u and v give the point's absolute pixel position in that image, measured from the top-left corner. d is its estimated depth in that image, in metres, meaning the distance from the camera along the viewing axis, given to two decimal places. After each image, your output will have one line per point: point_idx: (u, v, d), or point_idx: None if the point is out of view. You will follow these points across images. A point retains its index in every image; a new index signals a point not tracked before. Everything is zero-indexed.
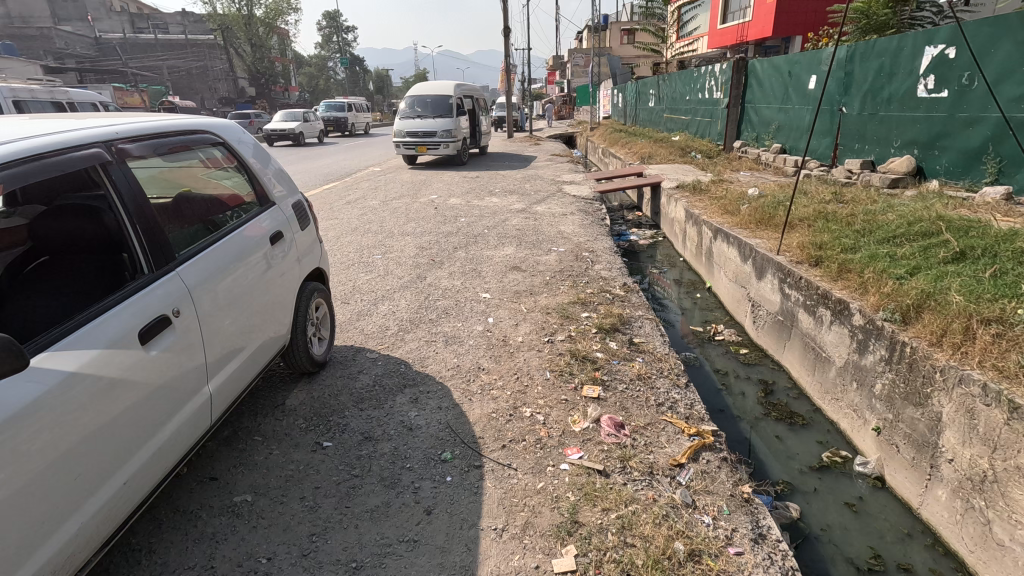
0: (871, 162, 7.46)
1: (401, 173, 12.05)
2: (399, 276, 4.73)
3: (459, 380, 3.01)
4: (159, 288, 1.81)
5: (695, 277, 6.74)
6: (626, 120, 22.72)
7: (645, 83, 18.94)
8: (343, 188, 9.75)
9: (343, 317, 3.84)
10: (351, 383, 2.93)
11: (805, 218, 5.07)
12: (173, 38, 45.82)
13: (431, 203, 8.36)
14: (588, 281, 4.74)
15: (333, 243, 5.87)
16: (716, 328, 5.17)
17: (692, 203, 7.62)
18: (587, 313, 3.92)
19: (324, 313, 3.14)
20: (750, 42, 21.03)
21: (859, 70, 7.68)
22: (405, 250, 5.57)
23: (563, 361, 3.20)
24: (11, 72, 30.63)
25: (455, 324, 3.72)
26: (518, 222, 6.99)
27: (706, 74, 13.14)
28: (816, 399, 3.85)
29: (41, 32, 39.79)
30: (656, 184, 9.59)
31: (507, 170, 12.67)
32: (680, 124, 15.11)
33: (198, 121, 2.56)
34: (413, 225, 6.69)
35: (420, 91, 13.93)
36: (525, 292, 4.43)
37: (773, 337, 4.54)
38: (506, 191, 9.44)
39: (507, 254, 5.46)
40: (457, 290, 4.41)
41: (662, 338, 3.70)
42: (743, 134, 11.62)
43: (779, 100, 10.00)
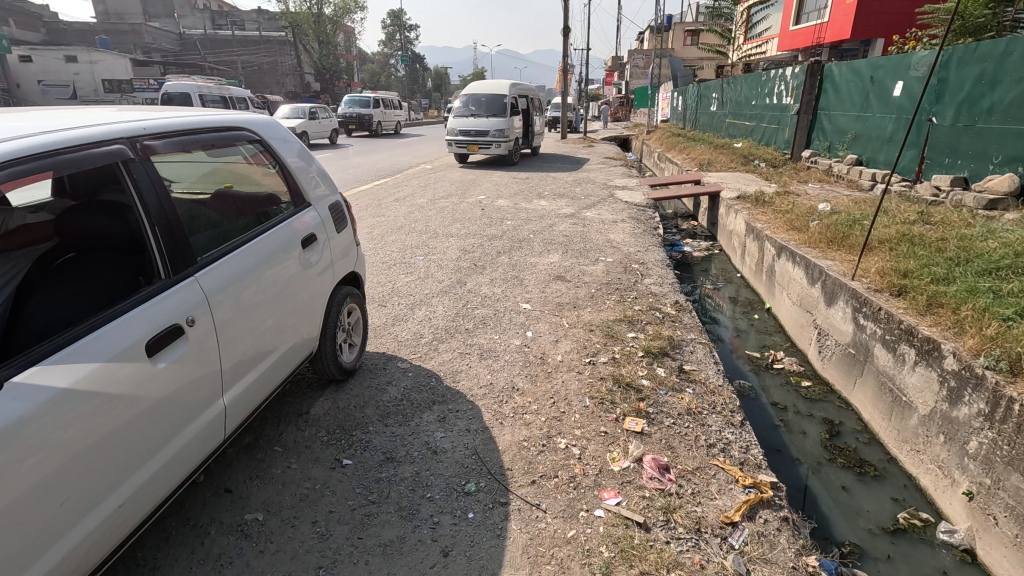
0: (964, 179, 6.72)
1: (451, 171, 12.04)
2: (439, 280, 4.60)
3: (491, 400, 2.81)
4: (174, 294, 1.71)
5: (753, 296, 6.28)
6: (685, 124, 21.91)
7: (708, 86, 18.15)
8: (392, 185, 9.81)
9: (377, 321, 3.73)
10: (378, 395, 2.79)
11: (886, 240, 4.56)
12: (248, 34, 48.35)
13: (477, 203, 8.23)
14: (636, 297, 4.45)
15: (377, 241, 5.83)
16: (775, 354, 4.75)
17: (754, 215, 7.12)
18: (633, 333, 3.64)
19: (358, 318, 3.02)
20: (826, 45, 19.73)
21: (955, 77, 6.93)
22: (447, 252, 5.44)
23: (605, 388, 2.94)
24: (102, 64, 32.87)
25: (491, 337, 3.54)
26: (565, 228, 6.74)
27: (775, 78, 12.36)
28: (892, 448, 3.41)
29: (133, 28, 43.02)
30: (715, 193, 9.08)
31: (558, 172, 12.41)
32: (743, 130, 14.34)
33: (236, 116, 2.48)
34: (458, 226, 6.57)
35: (475, 90, 13.89)
36: (568, 304, 4.18)
37: (842, 371, 4.09)
38: (555, 194, 9.21)
39: (551, 262, 5.24)
40: (497, 299, 4.22)
41: (716, 367, 3.37)
42: (814, 143, 10.85)
43: (858, 107, 9.23)
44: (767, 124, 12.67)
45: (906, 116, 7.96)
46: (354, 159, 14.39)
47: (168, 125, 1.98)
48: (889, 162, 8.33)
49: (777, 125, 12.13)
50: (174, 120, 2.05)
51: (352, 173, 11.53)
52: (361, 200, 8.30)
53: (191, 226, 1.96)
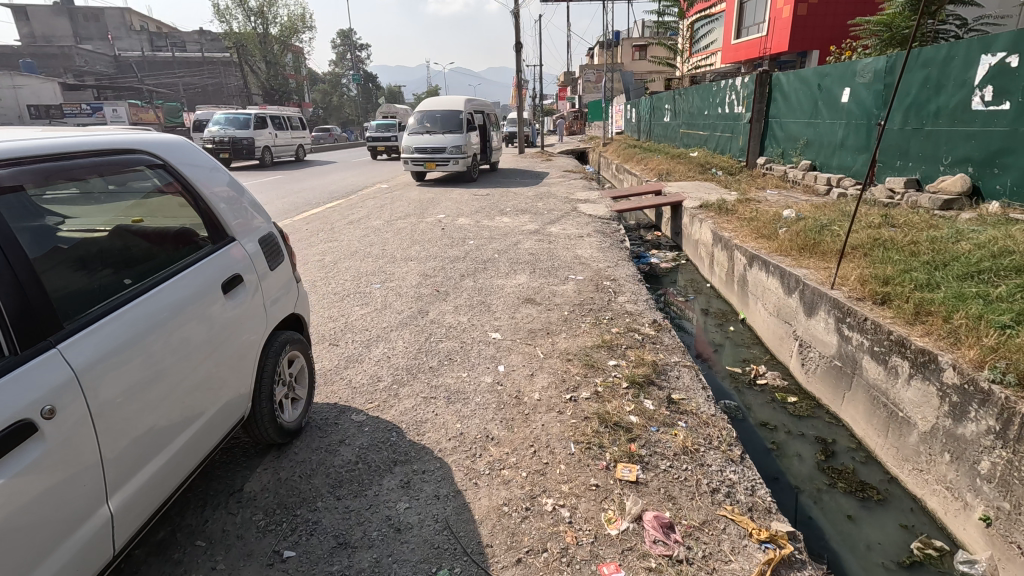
0: (917, 180, 6.87)
1: (409, 190, 11.63)
2: (398, 311, 4.19)
3: (463, 455, 2.43)
4: (22, 380, 1.28)
5: (726, 307, 6.14)
6: (639, 136, 22.31)
7: (660, 98, 18.52)
8: (346, 207, 9.31)
9: (327, 364, 3.28)
10: (328, 459, 2.36)
11: (858, 246, 4.46)
12: (191, 56, 46.74)
13: (437, 223, 7.85)
14: (611, 317, 4.17)
15: (328, 270, 5.35)
16: (757, 369, 4.56)
17: (720, 224, 7.05)
18: (614, 361, 3.34)
19: (301, 368, 2.58)
20: (766, 57, 20.59)
21: (901, 82, 7.13)
22: (406, 279, 5.03)
23: (590, 429, 2.61)
24: (29, 90, 31.33)
25: (459, 374, 3.16)
26: (531, 245, 6.45)
27: (726, 88, 12.61)
28: (891, 467, 3.22)
29: (64, 51, 40.92)
30: (677, 203, 9.04)
31: (518, 187, 12.20)
32: (697, 139, 14.60)
33: (135, 137, 2.04)
34: (417, 249, 6.17)
35: (429, 106, 13.59)
36: (541, 331, 3.85)
37: (828, 384, 3.92)
38: (517, 210, 8.96)
39: (519, 284, 4.91)
40: (463, 329, 3.85)
41: (705, 393, 3.11)
42: (767, 150, 11.06)
43: (808, 114, 9.42)
44: (721, 133, 12.90)
45: (855, 121, 8.13)
46: (306, 180, 13.78)
47: (46, 148, 1.61)
48: (842, 166, 8.50)
49: (730, 133, 12.34)
50: (55, 140, 1.67)
51: (303, 196, 10.95)
52: (312, 224, 7.77)
53: (55, 278, 1.51)
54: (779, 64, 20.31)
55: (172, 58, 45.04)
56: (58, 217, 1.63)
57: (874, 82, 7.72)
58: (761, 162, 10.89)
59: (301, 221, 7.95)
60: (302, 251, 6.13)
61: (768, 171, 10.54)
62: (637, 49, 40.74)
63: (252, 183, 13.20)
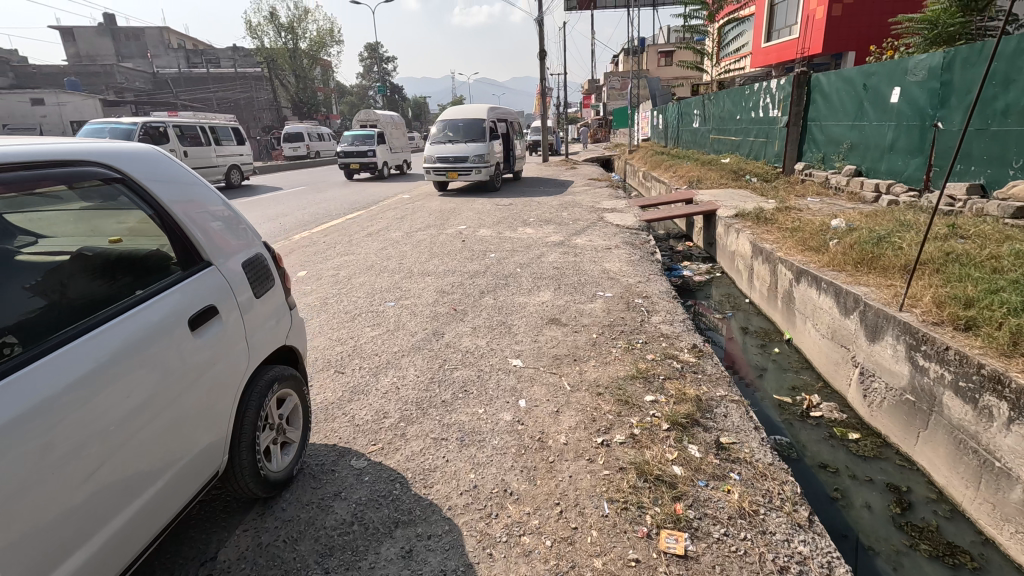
0: (981, 186, 6.26)
1: (431, 201, 11.40)
2: (411, 332, 3.86)
3: (477, 515, 2.07)
4: None
5: (769, 325, 5.64)
6: (666, 143, 21.77)
7: (688, 103, 17.98)
8: (366, 218, 9.10)
9: (330, 396, 2.96)
10: (319, 518, 2.03)
11: (927, 260, 3.95)
12: (224, 72, 48.18)
13: (457, 235, 7.53)
14: (645, 342, 3.76)
15: (341, 287, 5.08)
16: (810, 398, 4.07)
17: (760, 235, 6.56)
18: (652, 395, 2.93)
19: (295, 406, 2.28)
20: (798, 60, 19.88)
21: (961, 79, 6.57)
22: (423, 296, 4.70)
23: (627, 484, 2.21)
24: (72, 106, 32.74)
25: (475, 410, 2.80)
26: (557, 259, 6.06)
27: (760, 91, 12.04)
28: (986, 526, 2.71)
29: (106, 69, 42.71)
30: (710, 212, 8.54)
31: (542, 196, 11.86)
32: (729, 145, 14.04)
33: (93, 146, 1.75)
34: (436, 263, 5.85)
35: (451, 115, 13.39)
36: (567, 358, 3.46)
37: (898, 420, 3.42)
38: (541, 220, 8.59)
39: (543, 302, 4.52)
40: (481, 356, 3.48)
41: (759, 436, 2.67)
42: (805, 155, 10.47)
43: (852, 116, 8.82)
44: (754, 138, 12.33)
45: (906, 123, 7.53)
46: (330, 191, 13.72)
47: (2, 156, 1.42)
48: (892, 171, 7.88)
49: (765, 138, 11.75)
50: (21, 147, 1.51)
51: (325, 207, 10.82)
52: (329, 237, 7.55)
53: None
54: (812, 66, 19.54)
55: (206, 74, 46.48)
56: (32, 237, 1.53)
57: (928, 80, 7.12)
58: (799, 168, 10.30)
59: (320, 233, 7.76)
60: (316, 266, 5.89)
61: (808, 177, 9.94)
62: (663, 55, 40.10)
63: (277, 194, 13.21)
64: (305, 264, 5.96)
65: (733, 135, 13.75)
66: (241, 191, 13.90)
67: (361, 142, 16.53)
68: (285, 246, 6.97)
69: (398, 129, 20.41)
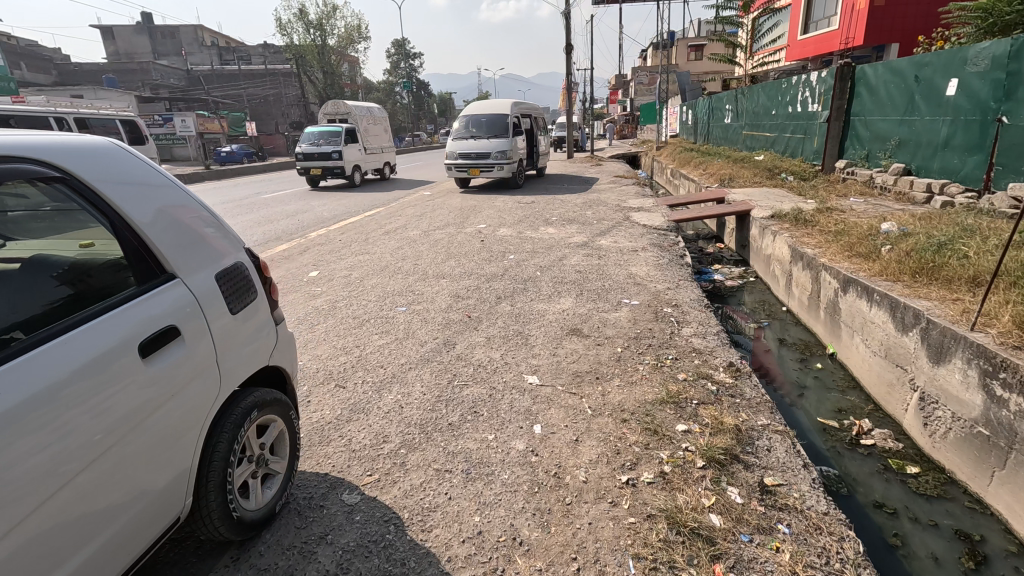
0: None
1: (452, 198, 11.20)
2: (420, 342, 3.60)
3: (481, 569, 1.79)
4: None
5: (809, 336, 5.21)
6: (695, 139, 21.10)
7: (720, 98, 17.33)
8: (385, 215, 8.93)
9: (328, 415, 2.71)
10: (301, 567, 1.77)
11: (1001, 272, 3.49)
12: (255, 69, 49.02)
13: (476, 234, 7.27)
14: (675, 358, 3.42)
15: (353, 289, 4.86)
16: (859, 423, 3.67)
17: (800, 238, 6.11)
18: (684, 424, 2.60)
19: (280, 432, 2.04)
20: (837, 54, 18.99)
21: None
22: (436, 301, 4.45)
23: (657, 537, 1.90)
24: (109, 102, 33.74)
25: (484, 436, 2.51)
26: (579, 261, 5.74)
27: (799, 84, 11.40)
28: None
29: (142, 66, 43.93)
30: (744, 212, 8.06)
31: (566, 194, 11.52)
32: (763, 141, 13.42)
33: (40, 138, 1.51)
34: (452, 264, 5.60)
35: (474, 110, 13.13)
36: (589, 374, 3.16)
37: (968, 456, 3.00)
38: (564, 220, 8.26)
39: (564, 310, 4.21)
40: (493, 370, 3.20)
41: (810, 477, 2.32)
42: (847, 152, 9.85)
43: (902, 110, 8.21)
44: (791, 134, 11.71)
45: (964, 118, 6.94)
46: (352, 187, 13.67)
47: None
48: (945, 170, 7.30)
49: (803, 134, 11.13)
50: None
51: (345, 203, 10.73)
52: (345, 234, 7.38)
53: None
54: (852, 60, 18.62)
55: (237, 71, 47.39)
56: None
57: (991, 70, 6.51)
58: (840, 166, 9.70)
59: (337, 231, 7.60)
60: (330, 265, 5.71)
61: (850, 175, 9.35)
62: (693, 50, 39.02)
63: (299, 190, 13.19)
64: (319, 263, 5.79)
65: (768, 131, 13.11)
66: (266, 186, 13.99)
67: (326, 140, 13.36)
68: (300, 244, 6.82)
69: (378, 122, 15.43)
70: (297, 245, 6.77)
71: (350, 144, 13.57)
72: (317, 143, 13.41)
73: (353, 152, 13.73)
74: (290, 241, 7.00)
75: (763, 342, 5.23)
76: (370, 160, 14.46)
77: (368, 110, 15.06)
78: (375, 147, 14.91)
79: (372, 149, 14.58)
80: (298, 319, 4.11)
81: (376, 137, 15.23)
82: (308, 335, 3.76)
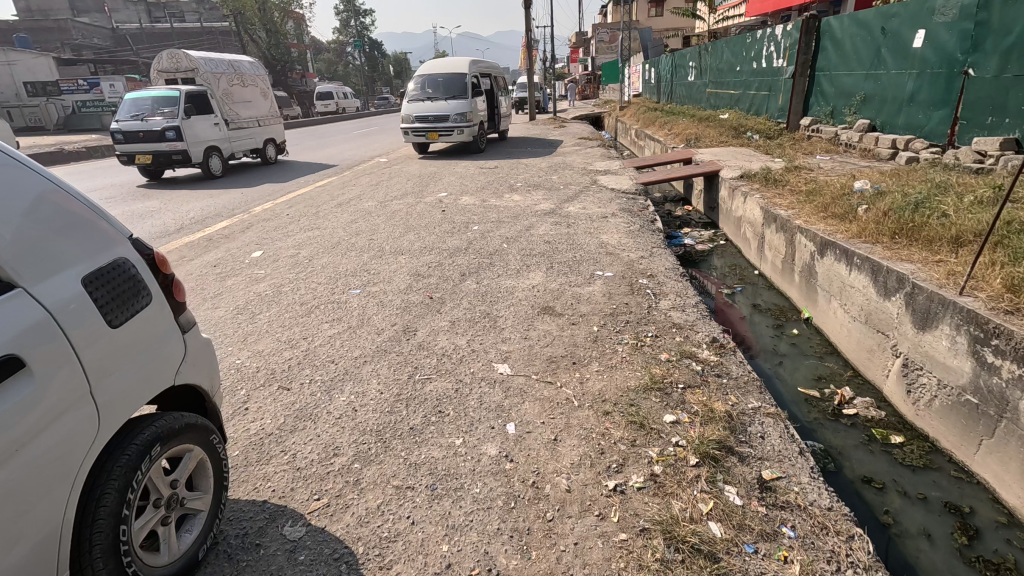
0: (1015, 141, 5.67)
1: (410, 164, 10.58)
2: (376, 330, 3.23)
3: None
4: None
5: (783, 301, 5.10)
6: (659, 98, 20.76)
7: (683, 55, 16.94)
8: (338, 185, 8.31)
9: (267, 425, 2.34)
10: None
11: (984, 231, 3.36)
12: (189, 27, 45.22)
13: (436, 204, 6.81)
14: (655, 335, 3.18)
15: (301, 270, 4.40)
16: (840, 392, 3.55)
17: (771, 200, 5.95)
18: (672, 414, 2.36)
19: (199, 461, 1.67)
20: (796, 8, 18.78)
21: (999, 18, 5.84)
22: (394, 281, 4.05)
23: (653, 557, 1.66)
24: (23, 66, 30.57)
25: (450, 441, 2.21)
26: (547, 231, 5.40)
27: (763, 39, 11.12)
28: None
29: (60, 24, 39.84)
30: (713, 173, 7.86)
31: (530, 158, 11.07)
32: (727, 99, 13.21)
33: None
34: (410, 239, 5.17)
35: (430, 69, 12.32)
36: (565, 360, 2.87)
37: (954, 425, 2.90)
38: (529, 186, 7.86)
39: (534, 287, 3.89)
40: (459, 360, 2.87)
41: (809, 467, 2.13)
42: (812, 109, 9.73)
43: (867, 64, 8.06)
44: (756, 91, 11.51)
45: (930, 71, 6.83)
46: (303, 155, 12.79)
47: None
48: (910, 125, 7.24)
49: (768, 91, 10.94)
50: None
51: (294, 173, 9.98)
52: (294, 207, 6.78)
53: None
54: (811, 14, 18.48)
55: (170, 29, 43.62)
56: None
57: (959, 20, 6.36)
58: (805, 123, 9.59)
59: (284, 204, 6.99)
60: (276, 243, 5.19)
61: (815, 133, 9.26)
62: (654, 5, 38.14)
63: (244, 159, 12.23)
64: (263, 241, 5.26)
65: (732, 89, 12.88)
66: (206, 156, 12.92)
67: (157, 110, 8.95)
68: (243, 220, 6.22)
69: (247, 83, 10.58)
70: (239, 221, 6.16)
71: (197, 117, 9.12)
72: (144, 114, 9.03)
73: (204, 128, 9.27)
74: (231, 217, 6.37)
75: (737, 308, 5.08)
76: (236, 139, 10.10)
77: (229, 66, 10.21)
78: (245, 118, 10.47)
79: (237, 121, 10.11)
80: (237, 308, 3.65)
81: (242, 102, 10.47)
82: (248, 326, 3.33)
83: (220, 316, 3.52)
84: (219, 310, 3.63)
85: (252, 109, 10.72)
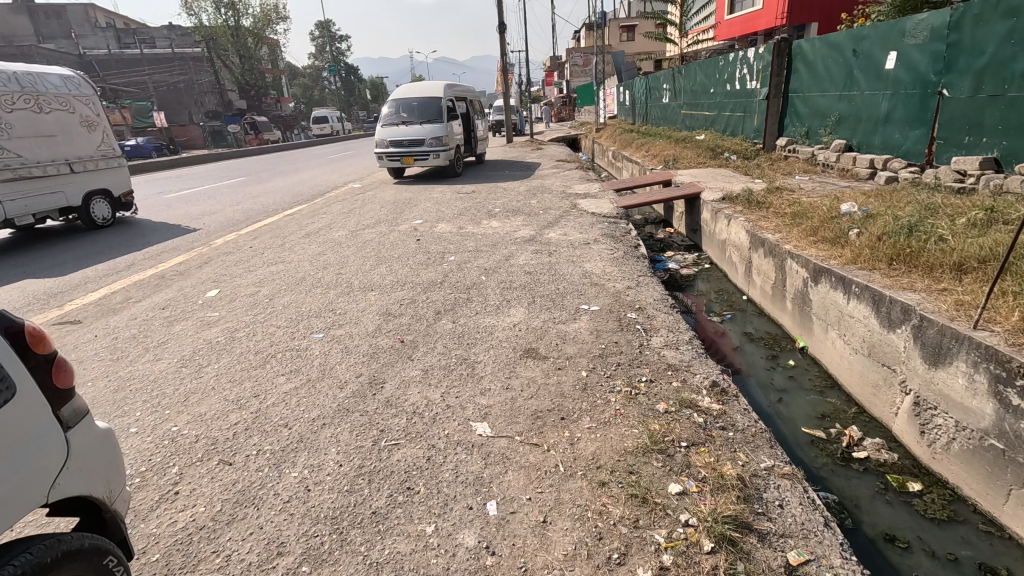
0: (995, 160, 5.65)
1: (385, 190, 10.29)
2: (339, 383, 2.86)
3: None
4: None
5: (775, 328, 4.89)
6: (634, 120, 20.99)
7: (657, 78, 17.16)
8: (309, 213, 7.95)
9: (198, 516, 1.94)
10: None
11: (988, 257, 3.18)
12: (159, 53, 44.59)
13: (410, 232, 6.49)
14: (650, 380, 2.89)
15: (259, 311, 4.01)
16: (848, 431, 3.30)
17: (756, 223, 5.80)
18: (677, 483, 2.05)
19: None
20: (762, 33, 19.34)
21: (970, 39, 5.88)
22: (363, 322, 3.69)
23: None
24: None
25: (419, 530, 1.85)
26: (528, 260, 5.12)
27: (735, 62, 11.24)
28: None
29: (23, 50, 38.87)
30: (694, 196, 7.73)
31: (508, 181, 10.87)
32: (702, 120, 13.31)
33: None
34: (381, 272, 4.82)
35: (404, 94, 12.14)
36: (553, 415, 2.55)
37: (977, 472, 2.66)
38: (508, 211, 7.61)
39: (516, 326, 3.57)
40: (432, 420, 2.52)
41: (840, 545, 1.83)
42: (787, 129, 9.78)
43: (840, 85, 8.12)
44: (731, 113, 11.59)
45: (904, 92, 6.86)
46: (275, 181, 12.42)
47: None
48: (886, 145, 7.24)
49: (743, 112, 11.01)
50: None
51: (263, 200, 9.57)
52: (259, 239, 6.38)
53: None
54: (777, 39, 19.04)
55: (140, 55, 42.96)
56: None
57: (930, 42, 6.40)
58: (781, 143, 9.61)
59: (248, 235, 6.58)
60: (236, 279, 4.79)
61: (792, 153, 9.27)
62: (625, 31, 39.08)
63: (212, 186, 11.76)
64: (222, 278, 4.86)
65: (707, 110, 12.98)
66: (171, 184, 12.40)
67: None
68: (202, 254, 5.80)
69: (52, 106, 7.40)
70: (197, 256, 5.73)
71: None
72: None
73: None
74: (189, 251, 5.94)
75: (728, 338, 4.84)
76: (33, 194, 7.18)
77: (12, 80, 6.83)
78: (31, 155, 7.10)
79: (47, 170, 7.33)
80: (182, 358, 3.24)
81: (30, 131, 7.11)
82: (191, 383, 2.92)
83: (161, 370, 3.11)
84: (162, 361, 3.21)
85: (58, 146, 7.52)
